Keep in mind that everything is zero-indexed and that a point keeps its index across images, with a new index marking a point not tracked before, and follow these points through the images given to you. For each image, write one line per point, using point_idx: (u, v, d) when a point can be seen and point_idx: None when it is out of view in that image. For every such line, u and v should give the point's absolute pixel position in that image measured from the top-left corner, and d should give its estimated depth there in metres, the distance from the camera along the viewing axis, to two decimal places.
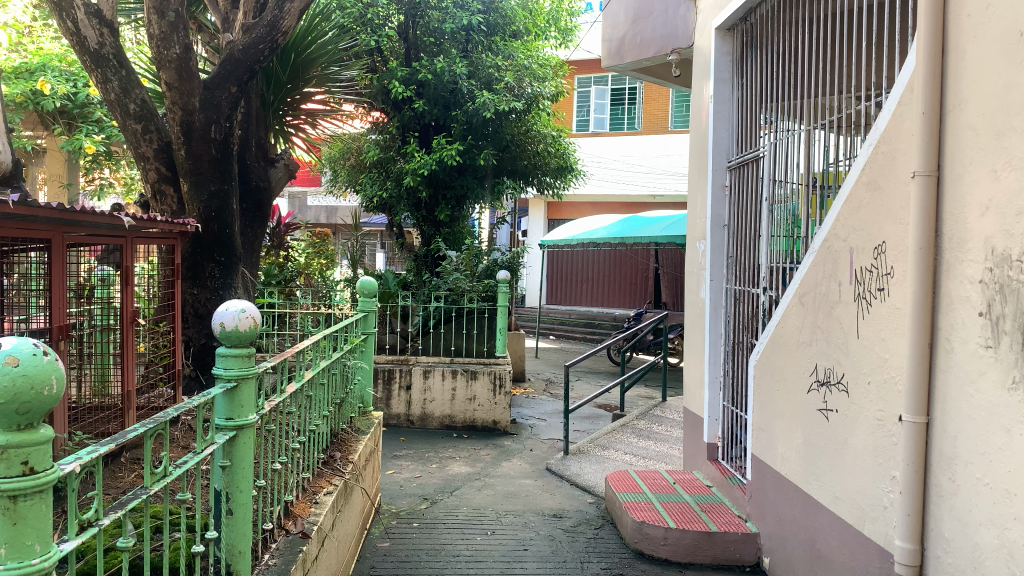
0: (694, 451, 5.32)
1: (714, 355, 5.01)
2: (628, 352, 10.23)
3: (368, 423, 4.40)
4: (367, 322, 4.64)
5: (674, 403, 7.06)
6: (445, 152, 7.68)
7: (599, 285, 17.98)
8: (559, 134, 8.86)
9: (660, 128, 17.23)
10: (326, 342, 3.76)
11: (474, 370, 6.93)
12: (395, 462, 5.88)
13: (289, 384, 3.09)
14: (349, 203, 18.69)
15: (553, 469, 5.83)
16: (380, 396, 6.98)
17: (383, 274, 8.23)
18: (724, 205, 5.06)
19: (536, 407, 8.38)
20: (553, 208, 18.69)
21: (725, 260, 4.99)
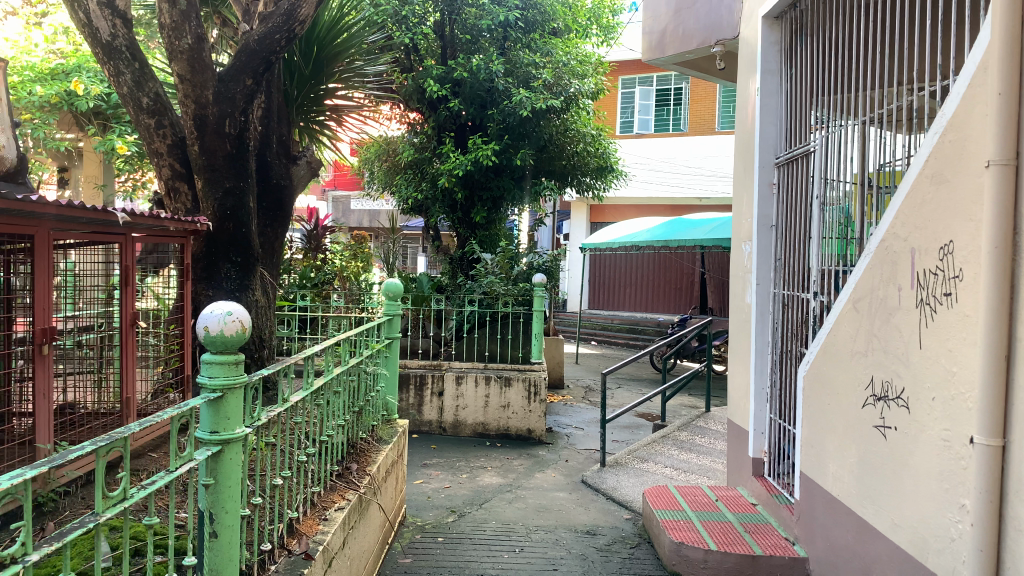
0: (737, 465, 5.02)
1: (760, 364, 4.70)
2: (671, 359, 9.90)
3: (391, 433, 4.22)
4: (391, 327, 4.45)
5: (718, 414, 6.73)
6: (480, 152, 7.48)
7: (643, 290, 17.64)
8: (599, 133, 8.59)
9: (707, 129, 16.83)
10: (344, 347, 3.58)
11: (508, 376, 6.69)
12: (424, 472, 5.67)
13: (296, 392, 2.89)
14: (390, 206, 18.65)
15: (589, 482, 5.57)
16: (412, 401, 6.80)
17: (418, 277, 8.05)
18: (772, 204, 4.75)
19: (574, 416, 8.11)
20: (596, 212, 18.39)
21: (772, 263, 4.69)
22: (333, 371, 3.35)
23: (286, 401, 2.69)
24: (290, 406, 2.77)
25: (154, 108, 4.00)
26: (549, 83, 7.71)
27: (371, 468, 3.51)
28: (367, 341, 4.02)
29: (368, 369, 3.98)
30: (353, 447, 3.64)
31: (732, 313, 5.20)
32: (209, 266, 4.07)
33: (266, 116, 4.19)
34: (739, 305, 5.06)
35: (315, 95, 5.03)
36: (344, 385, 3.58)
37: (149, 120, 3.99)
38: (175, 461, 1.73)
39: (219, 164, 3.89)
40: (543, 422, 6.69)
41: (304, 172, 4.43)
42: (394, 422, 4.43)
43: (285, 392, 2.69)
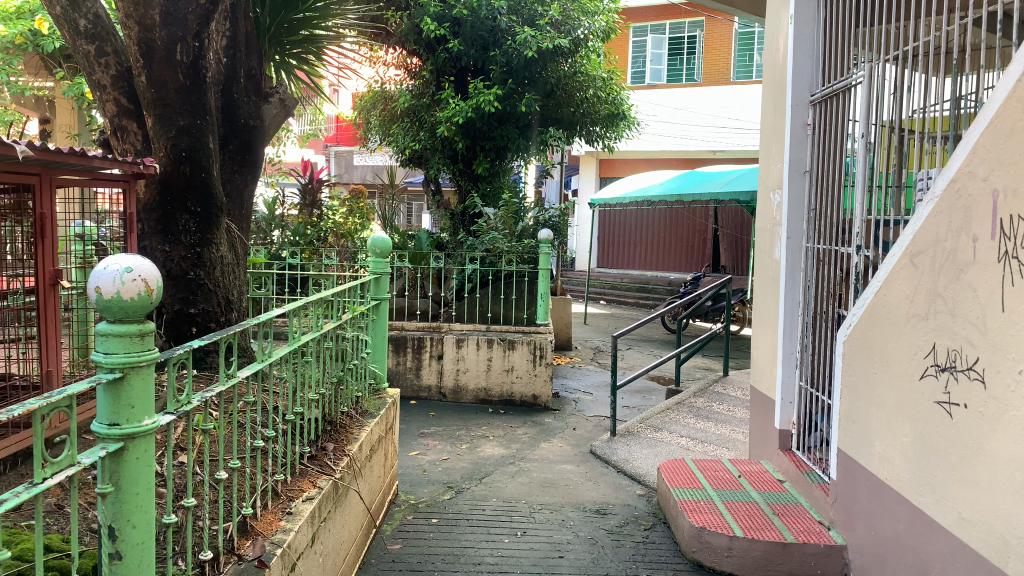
0: (761, 438, 4.60)
1: (789, 328, 4.24)
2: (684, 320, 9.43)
3: (378, 404, 3.79)
4: (379, 287, 3.99)
5: (737, 379, 6.28)
6: (482, 98, 6.95)
7: (654, 247, 17.15)
8: (611, 77, 7.99)
9: (722, 79, 16.17)
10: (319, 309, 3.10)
11: (512, 338, 6.25)
12: (420, 442, 5.26)
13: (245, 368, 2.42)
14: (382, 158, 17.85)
15: (598, 453, 5.15)
16: (409, 365, 6.38)
17: (417, 233, 7.56)
18: (806, 148, 4.22)
19: (582, 380, 7.68)
20: (605, 166, 17.82)
21: (805, 213, 4.19)
22: (303, 339, 2.88)
23: (232, 377, 2.14)
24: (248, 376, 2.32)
25: (93, 33, 3.50)
26: (557, 21, 7.14)
27: (352, 447, 3.08)
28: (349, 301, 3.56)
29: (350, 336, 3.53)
30: (329, 423, 3.21)
31: (757, 270, 4.72)
32: (164, 218, 3.26)
33: (230, 45, 3.61)
34: (766, 262, 4.57)
35: (293, 26, 4.46)
36: (319, 354, 3.13)
37: (88, 45, 3.50)
38: (43, 471, 1.29)
39: (170, 98, 3.20)
40: (549, 388, 6.26)
41: (278, 112, 3.94)
42: (383, 393, 4.01)
43: (233, 365, 2.14)
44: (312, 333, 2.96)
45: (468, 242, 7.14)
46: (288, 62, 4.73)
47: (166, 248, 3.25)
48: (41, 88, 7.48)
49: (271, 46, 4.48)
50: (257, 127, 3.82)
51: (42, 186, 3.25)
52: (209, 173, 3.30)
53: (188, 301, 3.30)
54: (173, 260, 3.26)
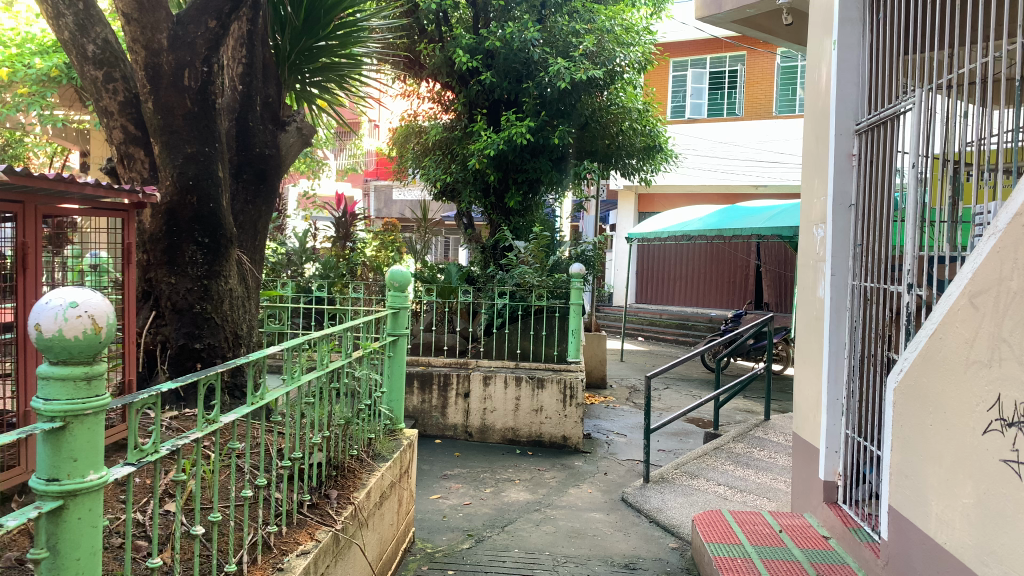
0: (803, 488, 4.30)
1: (834, 372, 3.97)
2: (723, 359, 9.10)
3: (393, 447, 3.58)
4: (397, 322, 3.82)
5: (779, 423, 5.95)
6: (514, 130, 6.82)
7: (694, 284, 16.81)
8: (647, 109, 7.79)
9: (764, 113, 15.91)
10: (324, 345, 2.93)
11: (541, 377, 6.02)
12: (442, 485, 5.04)
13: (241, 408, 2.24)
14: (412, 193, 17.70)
15: (630, 501, 4.88)
16: (435, 403, 6.18)
17: (447, 267, 7.41)
18: (851, 180, 3.96)
19: (616, 420, 7.39)
20: (644, 201, 17.60)
21: (851, 249, 3.93)
22: (304, 377, 2.71)
23: (215, 421, 1.93)
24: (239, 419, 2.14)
25: (102, 58, 3.47)
26: (592, 52, 7.00)
27: (359, 494, 2.88)
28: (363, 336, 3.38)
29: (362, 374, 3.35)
30: (335, 467, 3.02)
31: (799, 308, 4.45)
32: (170, 248, 3.14)
33: (246, 72, 3.61)
34: (808, 300, 4.30)
35: (312, 53, 4.36)
36: (325, 393, 2.96)
37: (96, 71, 3.46)
38: None
39: (177, 125, 3.13)
40: (580, 429, 6.00)
41: (296, 142, 3.82)
42: (399, 434, 3.82)
43: (218, 409, 1.94)
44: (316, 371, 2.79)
45: (499, 276, 6.97)
46: (309, 91, 4.63)
47: (172, 281, 3.14)
48: (78, 121, 7.57)
49: (291, 74, 4.38)
50: (272, 156, 3.71)
51: (25, 214, 2.72)
52: (218, 203, 3.19)
53: (194, 336, 3.17)
54: (180, 292, 3.15)
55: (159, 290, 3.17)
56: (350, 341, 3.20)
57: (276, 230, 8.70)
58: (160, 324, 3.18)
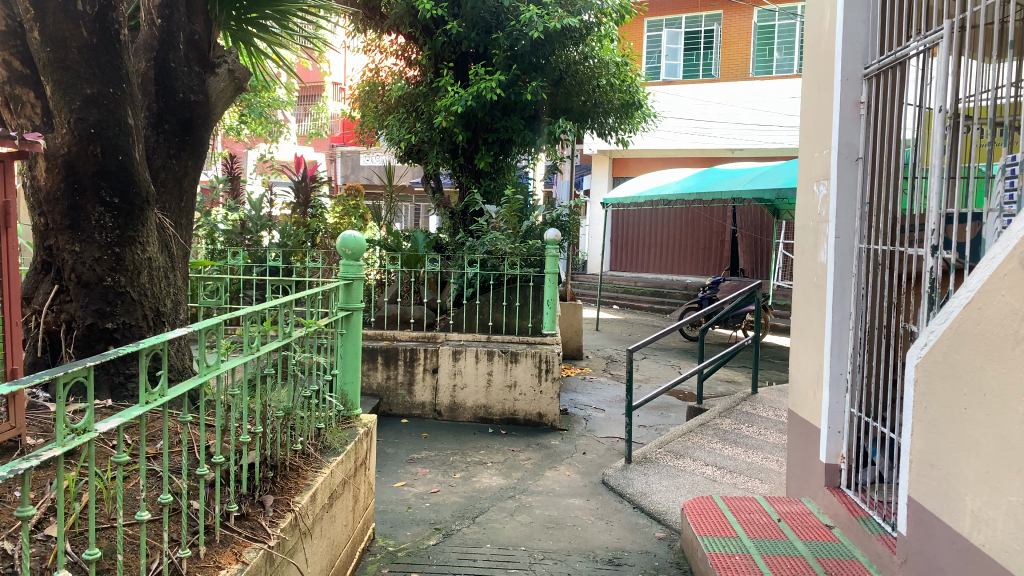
0: (800, 469, 3.96)
1: (839, 344, 3.59)
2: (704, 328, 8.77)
3: (345, 438, 3.14)
4: (350, 295, 3.36)
5: (767, 397, 5.60)
6: (483, 85, 6.34)
7: (669, 250, 16.48)
8: (625, 63, 7.32)
9: (741, 75, 15.51)
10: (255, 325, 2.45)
11: (515, 351, 5.60)
12: (408, 470, 4.63)
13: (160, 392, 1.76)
14: (379, 157, 17.12)
15: (612, 485, 4.51)
16: (401, 380, 5.75)
17: (414, 233, 6.93)
18: (859, 130, 3.53)
19: (594, 394, 7.02)
20: (618, 165, 17.19)
21: (858, 208, 3.51)
22: (225, 365, 2.23)
23: (86, 430, 1.46)
24: (144, 416, 1.69)
25: None
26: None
27: (300, 500, 2.44)
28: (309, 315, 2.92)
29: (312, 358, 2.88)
30: (272, 467, 2.57)
31: (796, 275, 4.06)
32: (71, 210, 2.64)
33: (166, 2, 3.09)
34: (807, 266, 3.90)
35: None
36: (256, 382, 2.49)
37: None
38: None
39: (72, 59, 2.61)
40: (556, 406, 5.61)
41: (228, 87, 3.31)
42: (352, 421, 3.39)
43: (90, 414, 1.46)
44: (242, 359, 2.32)
45: (469, 243, 6.52)
46: (246, 30, 3.99)
47: (76, 249, 2.64)
48: None
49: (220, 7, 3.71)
50: (199, 102, 3.19)
51: None
52: (128, 155, 2.69)
53: (104, 314, 2.68)
54: (85, 263, 2.65)
55: (61, 261, 2.68)
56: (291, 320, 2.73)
57: (231, 196, 8.15)
58: (64, 300, 2.68)
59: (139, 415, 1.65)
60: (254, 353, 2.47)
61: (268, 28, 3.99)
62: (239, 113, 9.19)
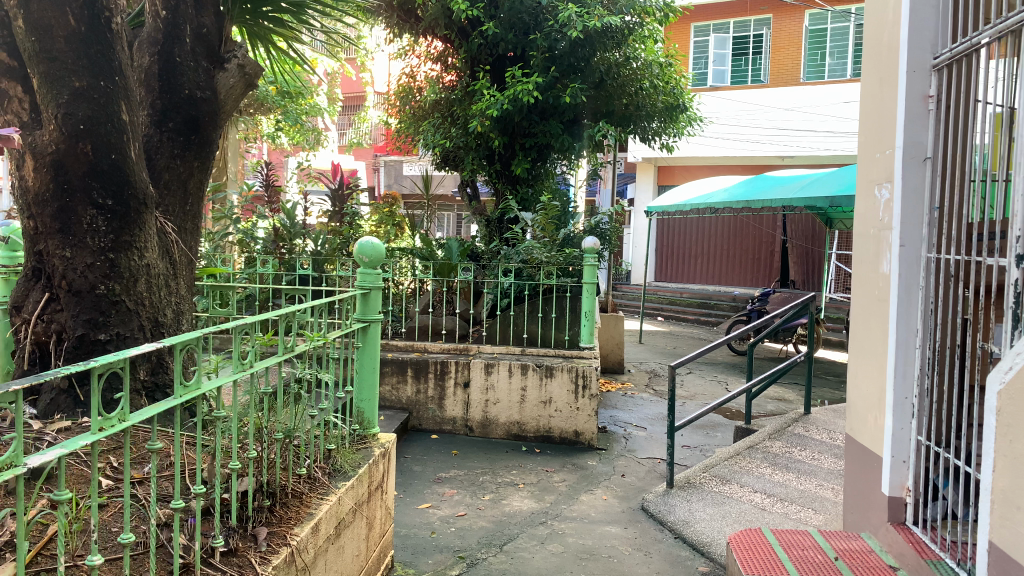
0: (859, 501, 3.61)
1: (904, 364, 3.24)
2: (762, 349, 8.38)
3: (359, 460, 2.89)
4: (367, 305, 3.13)
5: (821, 418, 5.23)
6: (520, 87, 6.10)
7: (716, 261, 16.04)
8: (670, 63, 7.01)
9: (791, 81, 15.04)
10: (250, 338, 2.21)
11: (550, 365, 5.33)
12: (435, 491, 4.38)
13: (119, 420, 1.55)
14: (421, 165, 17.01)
15: (652, 512, 4.20)
16: (432, 394, 5.51)
17: (448, 241, 6.71)
18: (927, 127, 3.18)
19: (635, 411, 6.71)
20: (663, 173, 16.83)
21: (926, 213, 3.16)
22: (209, 383, 1.98)
23: (13, 465, 1.26)
24: (96, 445, 1.48)
25: None
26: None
27: (299, 532, 2.19)
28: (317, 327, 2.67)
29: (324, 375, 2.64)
30: (269, 494, 2.33)
31: (855, 287, 3.72)
32: (61, 211, 2.55)
33: None
34: (866, 278, 3.56)
35: None
36: (252, 401, 2.24)
37: None
38: None
39: (58, 49, 2.45)
40: (594, 424, 5.32)
41: (238, 83, 3.17)
42: (368, 440, 3.14)
43: (15, 446, 1.26)
44: (231, 377, 2.07)
45: (504, 251, 6.27)
46: (264, 25, 3.81)
47: (67, 254, 2.57)
48: None
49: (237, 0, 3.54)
50: (206, 98, 3.07)
51: None
52: (121, 153, 2.58)
53: (97, 325, 2.62)
54: (77, 269, 2.58)
55: (52, 267, 2.61)
56: (297, 333, 2.48)
57: (266, 202, 8.04)
58: (55, 310, 2.62)
59: (87, 446, 1.44)
60: (250, 369, 2.22)
61: (286, 24, 3.81)
62: (276, 120, 9.11)
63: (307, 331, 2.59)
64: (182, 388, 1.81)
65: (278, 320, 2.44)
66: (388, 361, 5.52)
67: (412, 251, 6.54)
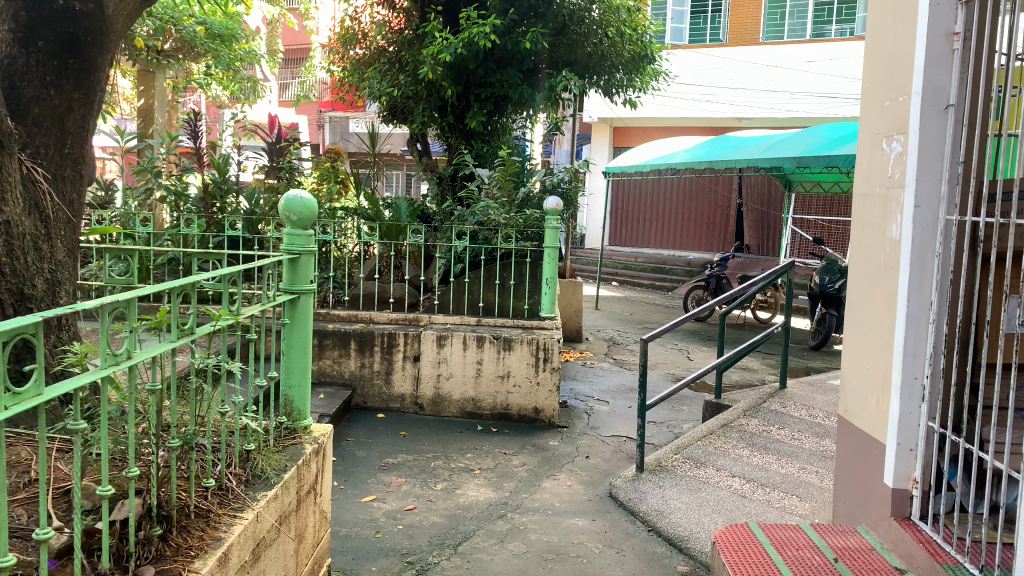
0: (855, 492, 3.25)
1: (915, 342, 2.85)
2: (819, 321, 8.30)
3: (285, 463, 2.39)
4: (296, 274, 2.62)
5: (797, 393, 4.88)
6: (476, 30, 5.56)
7: (671, 224, 15.74)
8: (637, 8, 6.52)
9: (751, 40, 14.64)
10: (123, 322, 1.65)
11: (509, 337, 4.87)
12: (380, 480, 3.91)
13: None
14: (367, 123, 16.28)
15: (622, 501, 3.80)
16: (378, 369, 5.01)
17: (395, 200, 6.16)
18: (951, 70, 2.75)
19: (596, 383, 6.32)
20: (619, 135, 16.47)
21: (947, 170, 2.75)
22: (64, 386, 1.44)
23: None
24: None
25: None
26: None
27: (200, 569, 1.71)
28: (229, 303, 2.13)
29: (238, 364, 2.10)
30: (162, 518, 1.83)
31: (855, 255, 3.32)
32: None
33: None
34: (871, 242, 3.16)
35: None
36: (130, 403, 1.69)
37: None
38: None
39: None
40: (555, 400, 4.90)
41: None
42: (297, 436, 2.65)
43: None
44: (96, 375, 1.53)
45: (458, 212, 5.77)
46: None
47: None
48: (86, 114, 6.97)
49: None
50: (87, 13, 2.53)
51: None
52: None
53: None
54: None
55: None
56: (197, 311, 1.93)
57: (197, 156, 7.34)
58: None
59: None
60: (126, 361, 1.66)
61: None
62: (208, 68, 8.37)
63: (213, 309, 2.04)
64: (10, 398, 1.28)
65: (171, 295, 1.89)
66: (329, 333, 4.99)
67: (357, 211, 5.98)
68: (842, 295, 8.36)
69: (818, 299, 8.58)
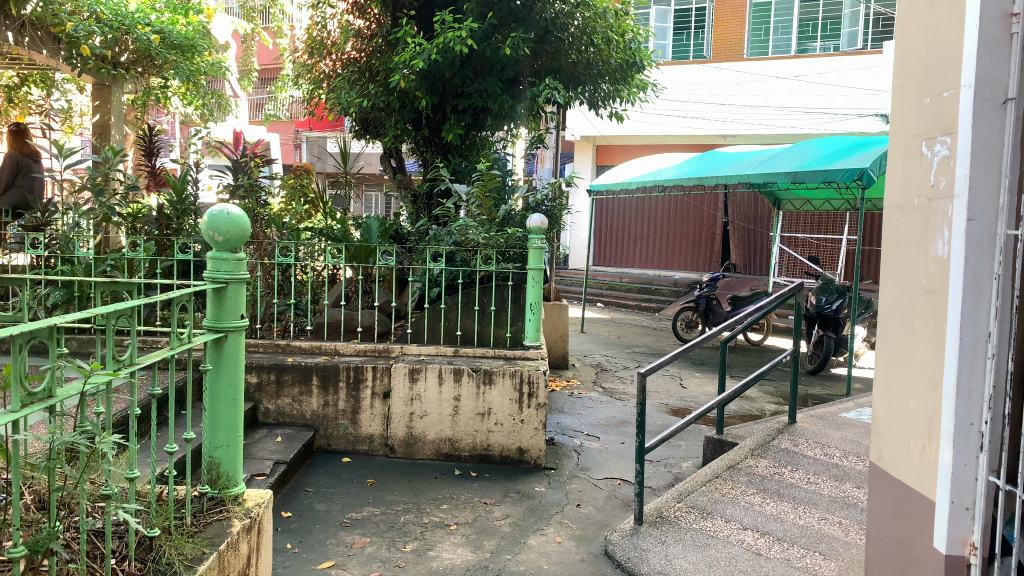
0: (894, 554, 2.77)
1: (971, 382, 2.38)
2: (828, 340, 7.89)
3: (199, 551, 1.88)
4: (222, 308, 2.14)
5: (808, 429, 4.42)
6: (450, 35, 5.10)
7: (657, 243, 15.34)
8: (623, 11, 6.11)
9: (734, 57, 14.37)
10: None
11: (489, 370, 4.39)
12: (341, 541, 3.41)
13: None
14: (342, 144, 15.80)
15: (620, 561, 3.29)
16: (343, 408, 4.49)
17: (365, 220, 5.65)
18: (1009, 60, 2.31)
19: (584, 415, 5.83)
20: (602, 153, 16.15)
21: (1007, 176, 2.31)
22: None
23: None
24: None
25: None
26: None
27: None
28: (110, 356, 1.61)
29: (120, 437, 1.59)
30: None
31: (888, 279, 2.87)
32: None
33: None
34: (909, 263, 2.71)
35: None
36: None
37: None
38: None
39: None
40: (541, 439, 4.40)
41: None
42: (224, 509, 2.14)
43: None
44: None
45: (433, 232, 5.28)
46: None
47: None
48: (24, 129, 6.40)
49: None
50: None
51: None
52: None
53: None
54: None
55: None
56: (54, 367, 1.42)
57: (152, 174, 6.79)
58: None
59: None
60: None
61: None
62: (168, 83, 7.86)
63: (81, 364, 1.51)
64: None
65: (14, 347, 1.38)
66: (287, 368, 4.47)
67: (322, 231, 5.48)
68: (840, 316, 7.94)
69: (815, 320, 8.15)
